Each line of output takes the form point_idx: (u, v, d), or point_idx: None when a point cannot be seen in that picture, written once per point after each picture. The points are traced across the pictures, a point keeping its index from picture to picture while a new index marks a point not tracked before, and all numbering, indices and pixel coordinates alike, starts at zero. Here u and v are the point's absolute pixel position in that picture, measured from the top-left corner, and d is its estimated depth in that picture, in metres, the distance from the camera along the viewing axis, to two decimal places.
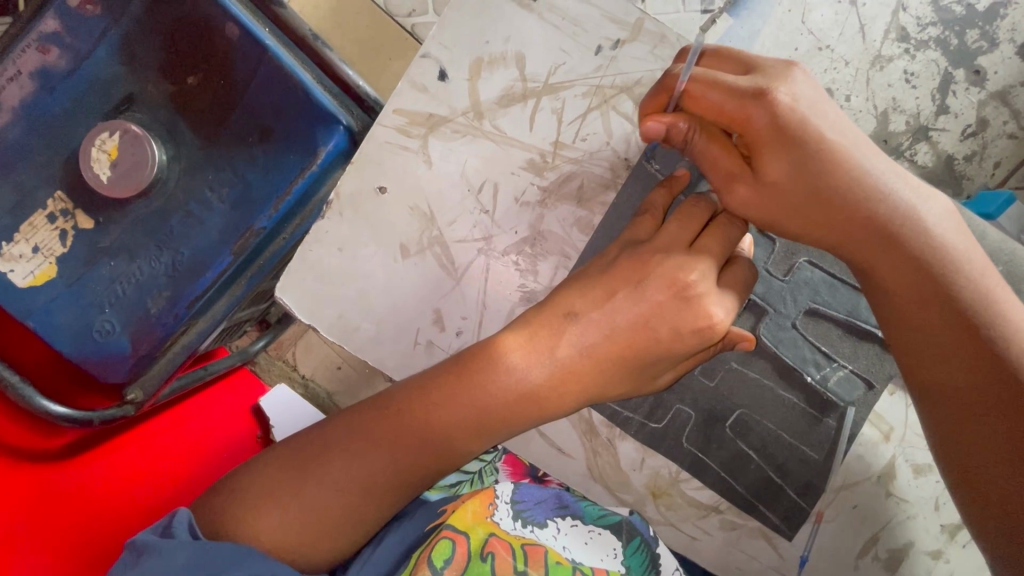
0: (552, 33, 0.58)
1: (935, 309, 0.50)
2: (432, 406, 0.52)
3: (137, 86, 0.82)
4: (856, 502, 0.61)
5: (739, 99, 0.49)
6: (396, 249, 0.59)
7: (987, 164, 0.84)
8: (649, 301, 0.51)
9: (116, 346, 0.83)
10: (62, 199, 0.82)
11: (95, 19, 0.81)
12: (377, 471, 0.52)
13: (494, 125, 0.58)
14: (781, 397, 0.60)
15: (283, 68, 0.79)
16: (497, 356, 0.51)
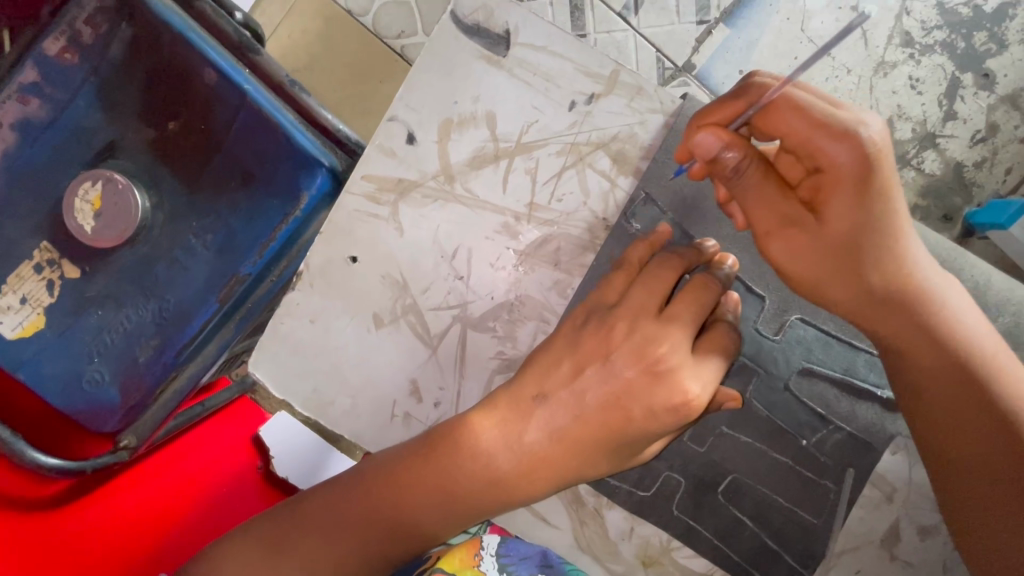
0: (523, 90, 0.56)
1: (975, 387, 0.48)
2: (406, 489, 0.49)
3: (118, 134, 0.80)
4: (860, 567, 0.58)
5: (831, 132, 0.44)
6: (369, 319, 0.57)
7: (998, 171, 0.86)
8: (618, 377, 0.48)
9: (106, 397, 0.81)
10: (48, 249, 0.80)
11: (73, 69, 0.79)
12: (346, 554, 0.49)
13: (466, 188, 0.56)
14: (774, 461, 0.58)
15: (262, 112, 0.77)
16: (466, 440, 0.49)
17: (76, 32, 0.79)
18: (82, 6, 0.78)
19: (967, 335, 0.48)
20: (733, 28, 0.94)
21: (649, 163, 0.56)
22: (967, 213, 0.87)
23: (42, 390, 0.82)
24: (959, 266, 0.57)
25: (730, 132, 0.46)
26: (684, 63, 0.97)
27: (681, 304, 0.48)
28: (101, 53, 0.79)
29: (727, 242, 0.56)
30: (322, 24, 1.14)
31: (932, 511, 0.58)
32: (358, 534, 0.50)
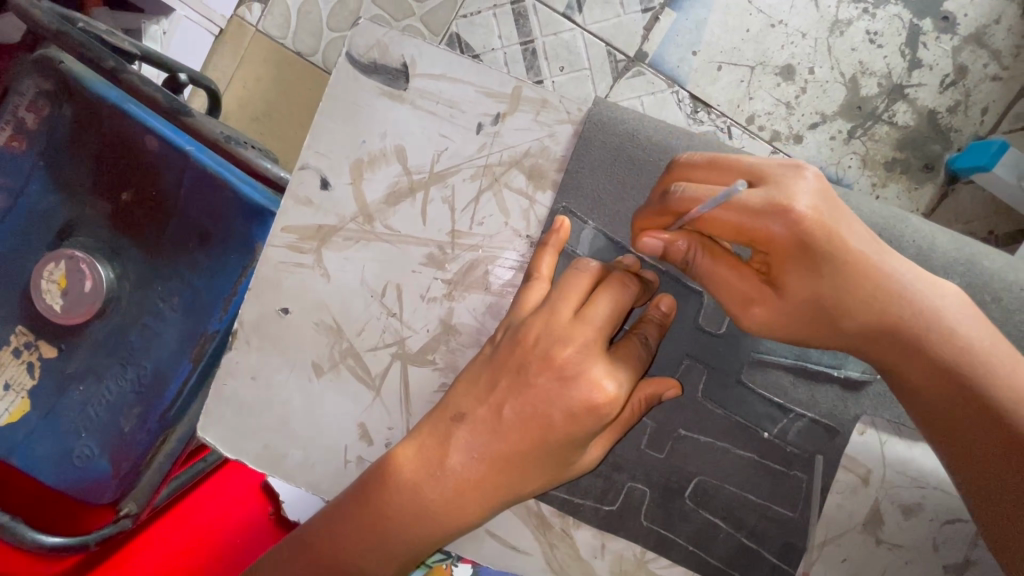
0: (428, 120, 0.55)
1: (984, 427, 0.45)
2: (344, 539, 0.47)
3: (76, 212, 0.81)
4: (845, 555, 0.55)
5: (756, 215, 0.44)
6: (309, 369, 0.56)
7: (973, 113, 0.98)
8: (530, 386, 0.45)
9: (97, 470, 0.79)
10: (24, 332, 0.81)
11: (23, 155, 0.81)
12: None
13: (386, 226, 0.55)
14: (739, 457, 0.56)
15: (209, 170, 0.79)
16: (394, 475, 0.46)
17: (20, 120, 0.80)
18: (22, 93, 0.80)
19: (955, 354, 0.45)
20: (679, 12, 1.03)
21: (564, 174, 0.55)
22: (946, 160, 0.99)
23: (35, 471, 0.81)
24: (898, 232, 0.55)
25: (668, 231, 0.49)
26: (637, 53, 1.04)
27: (589, 303, 0.46)
28: (49, 136, 0.81)
29: None
30: (273, 69, 1.15)
31: (911, 487, 0.55)
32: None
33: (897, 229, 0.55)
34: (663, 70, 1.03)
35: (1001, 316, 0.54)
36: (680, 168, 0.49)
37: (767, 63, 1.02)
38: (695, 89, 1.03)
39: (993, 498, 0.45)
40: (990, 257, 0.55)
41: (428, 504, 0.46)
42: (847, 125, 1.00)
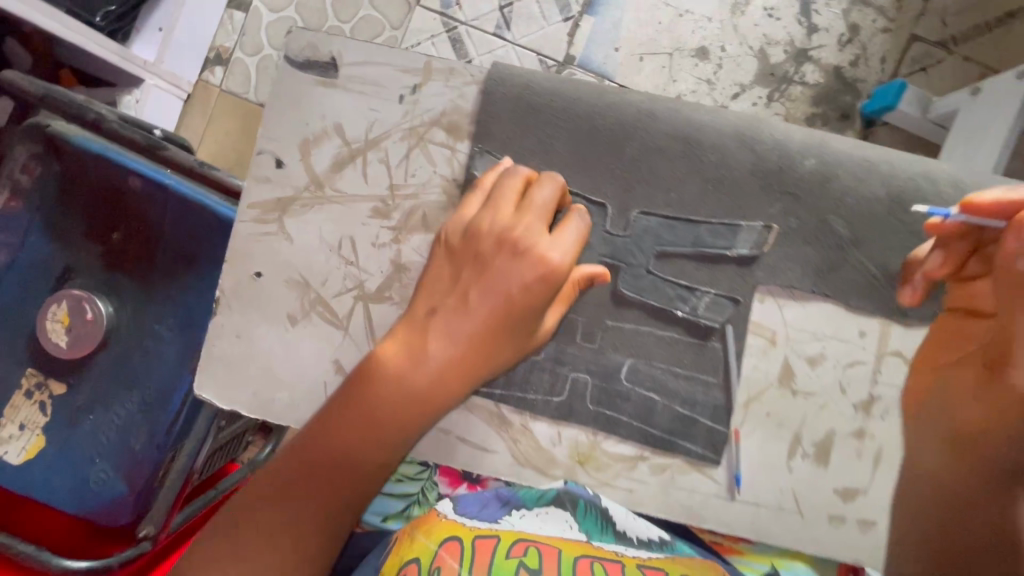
0: (358, 98, 0.66)
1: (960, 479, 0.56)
2: (345, 432, 0.54)
3: (72, 258, 0.91)
4: (768, 410, 0.66)
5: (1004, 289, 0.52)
6: (285, 321, 0.65)
7: (873, 62, 1.12)
8: (488, 269, 0.54)
9: (115, 490, 0.88)
10: (34, 374, 0.90)
11: (20, 214, 0.92)
12: (304, 520, 0.53)
13: (335, 189, 0.66)
14: (662, 337, 0.65)
15: (188, 198, 0.89)
16: (383, 366, 0.54)
17: (16, 181, 0.92)
18: (16, 159, 0.92)
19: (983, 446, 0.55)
20: (597, 16, 1.17)
21: (476, 125, 0.66)
22: (858, 108, 1.12)
23: (60, 502, 0.89)
24: (759, 130, 0.66)
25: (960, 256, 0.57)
26: (565, 58, 1.17)
27: (532, 197, 0.56)
28: (41, 192, 0.91)
29: (559, 169, 0.65)
30: (241, 121, 1.28)
31: (810, 341, 0.66)
32: (312, 497, 0.54)
33: (761, 128, 0.66)
34: (590, 68, 1.17)
35: (852, 184, 0.65)
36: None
37: (681, 48, 1.16)
38: (623, 81, 1.17)
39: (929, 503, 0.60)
40: (838, 141, 0.66)
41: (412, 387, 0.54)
42: (765, 91, 1.13)
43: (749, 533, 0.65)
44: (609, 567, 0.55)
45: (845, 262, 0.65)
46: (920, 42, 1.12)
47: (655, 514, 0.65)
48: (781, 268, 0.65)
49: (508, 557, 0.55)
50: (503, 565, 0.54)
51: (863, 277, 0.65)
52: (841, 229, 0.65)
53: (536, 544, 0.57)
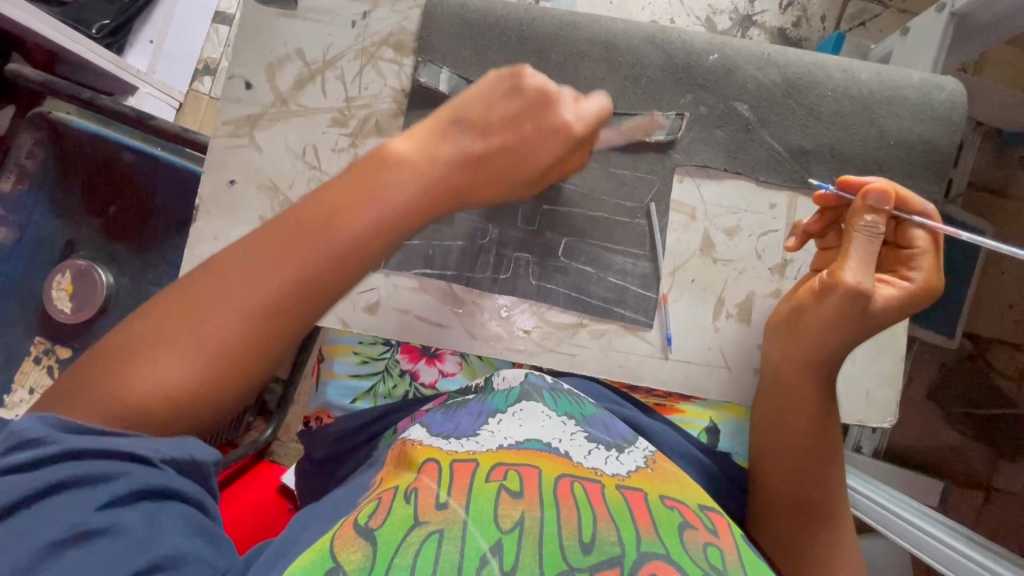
0: (316, 26, 0.75)
1: (796, 413, 0.64)
2: (338, 215, 0.49)
3: (73, 233, 1.03)
4: (693, 276, 0.73)
5: (864, 232, 0.59)
6: (257, 221, 0.73)
7: (815, 22, 1.21)
8: (524, 98, 0.59)
9: None
10: (42, 341, 1.02)
11: (25, 194, 1.01)
12: (252, 339, 0.46)
13: (298, 104, 0.74)
14: (592, 218, 0.73)
15: (176, 167, 1.01)
16: (372, 180, 0.51)
17: (22, 166, 1.00)
18: (21, 145, 1.00)
19: (816, 378, 0.63)
20: None
21: (419, 42, 0.75)
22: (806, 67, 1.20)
23: None
24: (669, 33, 0.74)
25: (863, 207, 0.60)
26: None
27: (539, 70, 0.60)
28: (46, 175, 1.01)
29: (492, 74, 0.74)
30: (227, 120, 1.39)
31: (726, 214, 0.73)
32: (265, 314, 0.46)
33: (672, 31, 0.74)
34: None
35: (753, 71, 0.73)
36: (885, 206, 0.59)
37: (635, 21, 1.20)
38: None
39: (760, 445, 0.67)
40: (739, 39, 0.75)
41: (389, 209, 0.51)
42: None
43: (683, 388, 0.72)
44: (589, 489, 0.52)
45: (752, 141, 0.73)
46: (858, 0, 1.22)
47: (597, 376, 0.73)
48: (696, 149, 0.73)
49: (487, 481, 0.52)
50: (483, 487, 0.51)
51: (770, 152, 0.73)
52: (746, 111, 0.73)
53: (516, 466, 0.54)
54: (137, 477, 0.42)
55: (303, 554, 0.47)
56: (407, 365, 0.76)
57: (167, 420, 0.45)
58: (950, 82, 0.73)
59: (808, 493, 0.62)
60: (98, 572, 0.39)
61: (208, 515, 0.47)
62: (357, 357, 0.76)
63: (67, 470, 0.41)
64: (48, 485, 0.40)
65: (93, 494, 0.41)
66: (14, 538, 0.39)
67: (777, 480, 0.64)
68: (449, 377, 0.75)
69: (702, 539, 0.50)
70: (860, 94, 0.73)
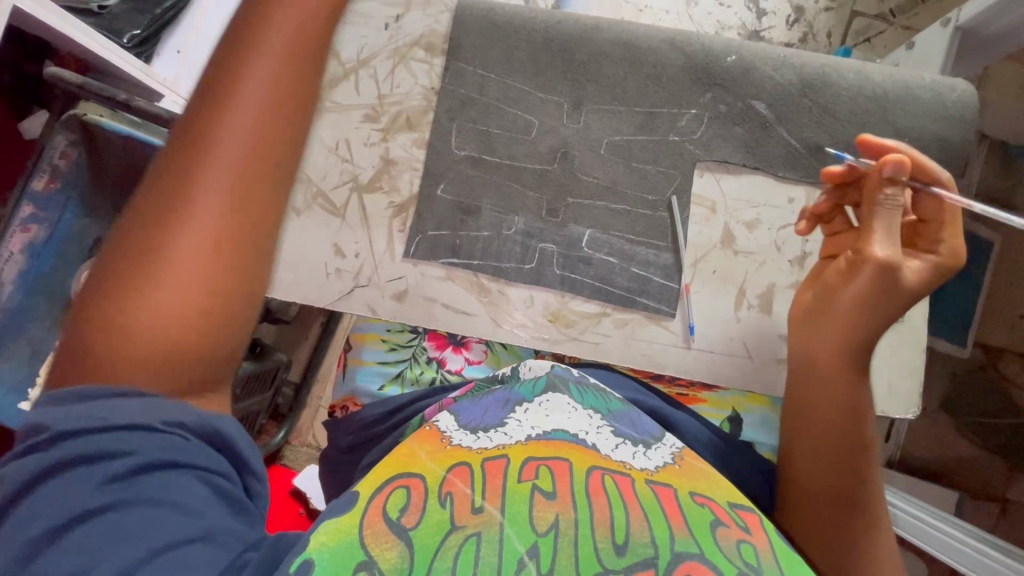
0: (351, 28, 0.78)
1: (835, 401, 0.63)
2: (241, 69, 0.46)
3: (102, 231, 1.05)
4: (713, 268, 0.75)
5: (883, 207, 0.61)
6: (290, 212, 0.75)
7: (821, 37, 1.22)
8: None
9: None
10: None
11: (57, 193, 1.02)
12: (191, 248, 0.42)
13: (331, 100, 0.77)
14: (616, 210, 0.75)
15: None
16: (261, 39, 0.47)
17: (55, 166, 1.01)
18: (55, 146, 1.00)
19: (856, 365, 0.62)
20: None
21: (449, 42, 0.78)
22: None
23: None
24: (689, 35, 0.77)
25: (881, 177, 0.61)
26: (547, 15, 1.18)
27: None
28: (78, 176, 1.03)
29: (520, 73, 0.77)
30: None
31: (745, 207, 0.76)
32: (232, 200, 0.44)
33: (692, 33, 0.78)
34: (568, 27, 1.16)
35: (771, 71, 0.76)
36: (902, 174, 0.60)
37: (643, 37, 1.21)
38: None
39: (801, 442, 0.64)
40: (756, 42, 0.78)
41: (270, 65, 0.47)
42: None
43: (704, 377, 0.73)
44: (620, 483, 0.54)
45: (770, 138, 0.75)
46: (863, 17, 1.24)
47: (620, 364, 0.74)
48: (716, 145, 0.76)
49: (520, 481, 0.52)
50: (516, 488, 0.51)
51: (787, 148, 0.75)
52: (764, 109, 0.76)
53: (546, 462, 0.54)
54: (145, 450, 0.40)
55: (330, 530, 0.47)
56: (434, 352, 0.78)
57: (161, 356, 0.41)
58: (961, 83, 0.75)
59: (843, 478, 0.60)
60: (114, 545, 0.37)
61: (236, 485, 0.45)
62: (385, 345, 0.78)
63: (74, 445, 0.39)
64: (61, 460, 0.39)
65: (101, 466, 0.39)
66: (35, 514, 0.38)
67: (824, 477, 0.61)
68: (475, 365, 0.77)
69: (734, 537, 0.50)
70: (873, 94, 0.75)
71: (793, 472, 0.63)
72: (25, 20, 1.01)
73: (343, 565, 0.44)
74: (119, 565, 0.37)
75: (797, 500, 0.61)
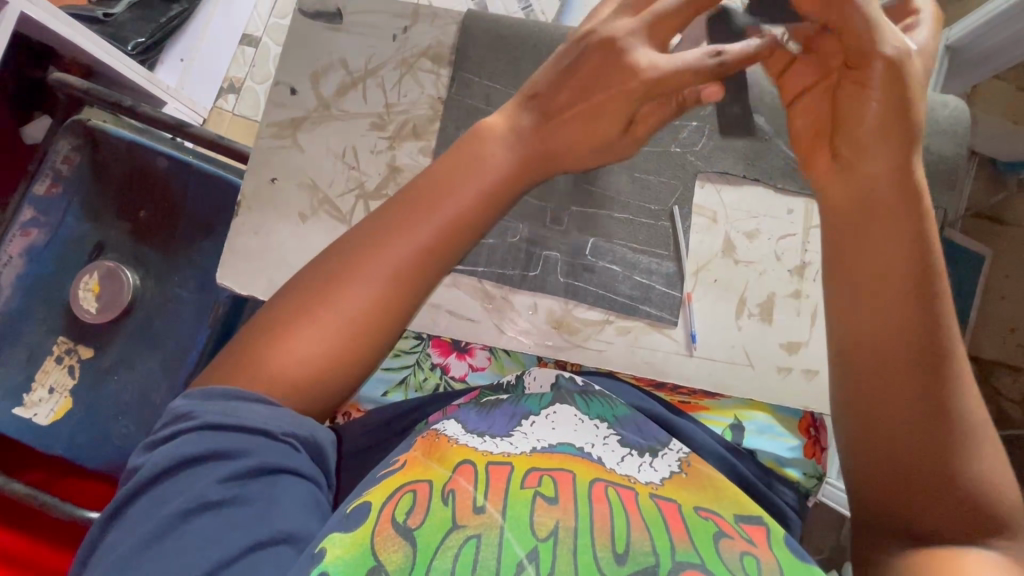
0: (359, 39, 0.80)
1: (876, 261, 0.57)
2: (453, 175, 0.61)
3: (103, 235, 1.05)
4: (715, 276, 0.76)
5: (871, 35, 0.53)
6: (297, 218, 0.76)
7: None
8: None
9: (135, 445, 1.01)
10: (65, 340, 1.03)
11: (59, 197, 1.02)
12: (373, 308, 0.57)
13: (339, 109, 0.78)
14: (619, 219, 0.76)
15: (208, 173, 1.04)
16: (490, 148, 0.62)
17: (58, 171, 1.02)
18: (58, 150, 1.02)
19: (890, 213, 0.56)
20: None
21: (457, 54, 0.79)
22: None
23: (82, 457, 1.01)
24: None
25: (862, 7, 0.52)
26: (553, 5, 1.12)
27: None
28: (81, 180, 1.03)
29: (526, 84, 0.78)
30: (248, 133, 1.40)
31: (747, 218, 0.77)
32: (395, 278, 0.58)
33: None
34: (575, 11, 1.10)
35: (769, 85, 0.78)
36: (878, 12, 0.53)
37: None
38: None
39: (849, 331, 0.58)
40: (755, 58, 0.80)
41: (489, 170, 0.61)
42: None
43: (708, 386, 0.74)
44: (623, 494, 0.54)
45: (769, 151, 0.77)
46: None
47: (624, 372, 0.74)
48: (716, 156, 0.77)
49: (522, 487, 0.52)
50: (518, 493, 0.51)
51: (786, 161, 0.77)
52: (763, 122, 0.77)
53: (551, 472, 0.54)
54: (259, 456, 0.50)
55: (344, 542, 0.48)
56: (438, 359, 0.78)
57: (311, 384, 0.55)
58: (952, 99, 0.78)
59: (908, 348, 0.54)
60: (224, 536, 0.47)
61: (322, 492, 0.54)
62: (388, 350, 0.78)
63: (205, 443, 0.49)
64: (193, 455, 0.48)
65: (223, 466, 0.49)
66: (169, 496, 0.48)
67: (885, 367, 0.55)
68: (479, 372, 0.78)
69: (738, 548, 0.50)
70: None
71: (847, 369, 0.58)
72: (32, 28, 1.02)
73: (353, 573, 0.46)
74: (219, 552, 0.46)
75: (869, 395, 0.56)
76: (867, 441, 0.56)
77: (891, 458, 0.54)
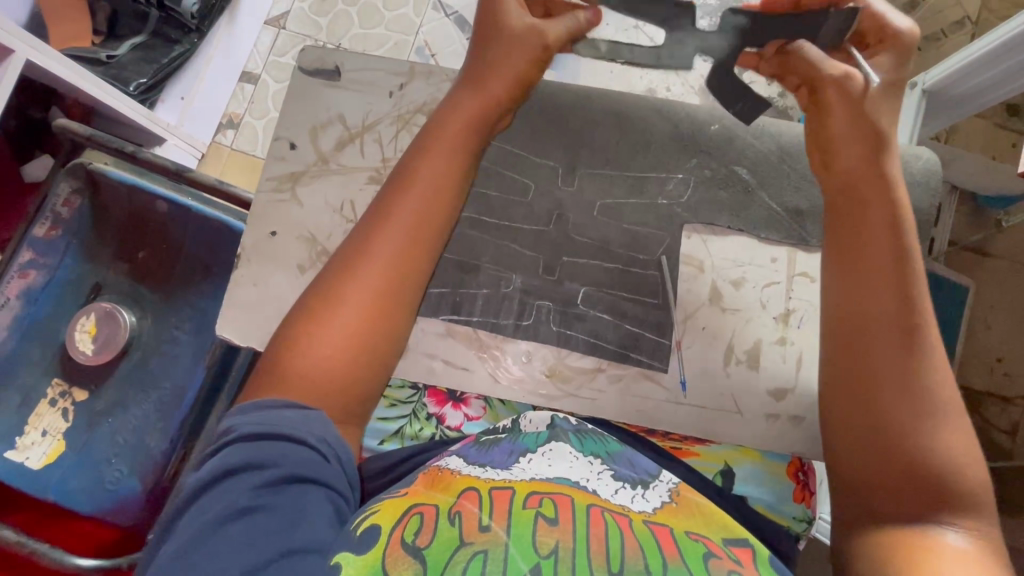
0: (357, 96, 0.83)
1: (854, 240, 0.63)
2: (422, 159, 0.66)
3: (101, 276, 1.06)
4: (703, 324, 0.78)
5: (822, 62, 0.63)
6: (295, 269, 0.78)
7: None
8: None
9: (127, 488, 1.01)
10: (60, 383, 1.03)
11: (58, 240, 1.04)
12: (366, 320, 0.61)
13: (337, 163, 0.81)
14: (609, 268, 0.78)
15: (207, 217, 1.05)
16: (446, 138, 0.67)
17: (57, 214, 1.03)
18: (59, 191, 1.03)
19: (868, 200, 0.63)
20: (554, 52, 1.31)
21: None
22: None
23: (73, 502, 1.01)
24: (673, 105, 0.83)
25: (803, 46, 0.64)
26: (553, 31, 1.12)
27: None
28: (80, 223, 1.04)
29: (518, 138, 0.81)
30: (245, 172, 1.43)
31: (733, 267, 0.79)
32: (395, 272, 0.62)
33: (677, 103, 0.83)
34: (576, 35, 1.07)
35: (751, 140, 0.81)
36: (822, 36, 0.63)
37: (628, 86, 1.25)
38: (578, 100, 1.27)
39: (832, 301, 0.63)
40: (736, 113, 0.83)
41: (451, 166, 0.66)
42: None
43: (698, 432, 0.75)
44: (619, 519, 0.55)
45: (753, 202, 0.80)
46: None
47: (617, 420, 0.75)
48: (702, 208, 0.80)
49: (524, 508, 0.54)
50: (521, 513, 0.53)
51: (769, 212, 0.80)
52: (746, 175, 0.81)
53: (550, 495, 0.56)
54: (287, 465, 0.52)
55: (358, 562, 0.49)
56: (433, 408, 0.79)
57: (320, 390, 0.58)
58: (924, 152, 0.81)
59: (886, 317, 0.59)
60: (255, 544, 0.48)
61: (345, 511, 0.55)
62: (385, 400, 0.79)
63: (241, 454, 0.53)
64: (230, 467, 0.52)
65: (256, 475, 0.51)
66: (206, 509, 0.50)
67: (863, 333, 0.60)
68: (475, 421, 0.79)
69: (726, 567, 0.51)
70: None
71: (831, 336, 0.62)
72: (33, 71, 1.05)
73: None
74: (250, 563, 0.47)
75: (852, 360, 0.60)
76: (853, 407, 0.58)
77: (870, 422, 0.57)
